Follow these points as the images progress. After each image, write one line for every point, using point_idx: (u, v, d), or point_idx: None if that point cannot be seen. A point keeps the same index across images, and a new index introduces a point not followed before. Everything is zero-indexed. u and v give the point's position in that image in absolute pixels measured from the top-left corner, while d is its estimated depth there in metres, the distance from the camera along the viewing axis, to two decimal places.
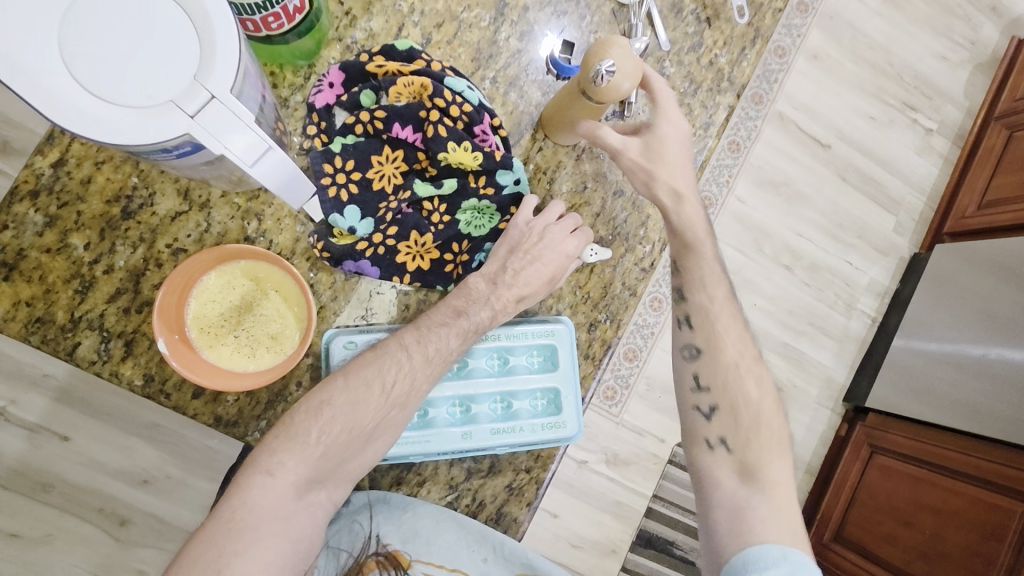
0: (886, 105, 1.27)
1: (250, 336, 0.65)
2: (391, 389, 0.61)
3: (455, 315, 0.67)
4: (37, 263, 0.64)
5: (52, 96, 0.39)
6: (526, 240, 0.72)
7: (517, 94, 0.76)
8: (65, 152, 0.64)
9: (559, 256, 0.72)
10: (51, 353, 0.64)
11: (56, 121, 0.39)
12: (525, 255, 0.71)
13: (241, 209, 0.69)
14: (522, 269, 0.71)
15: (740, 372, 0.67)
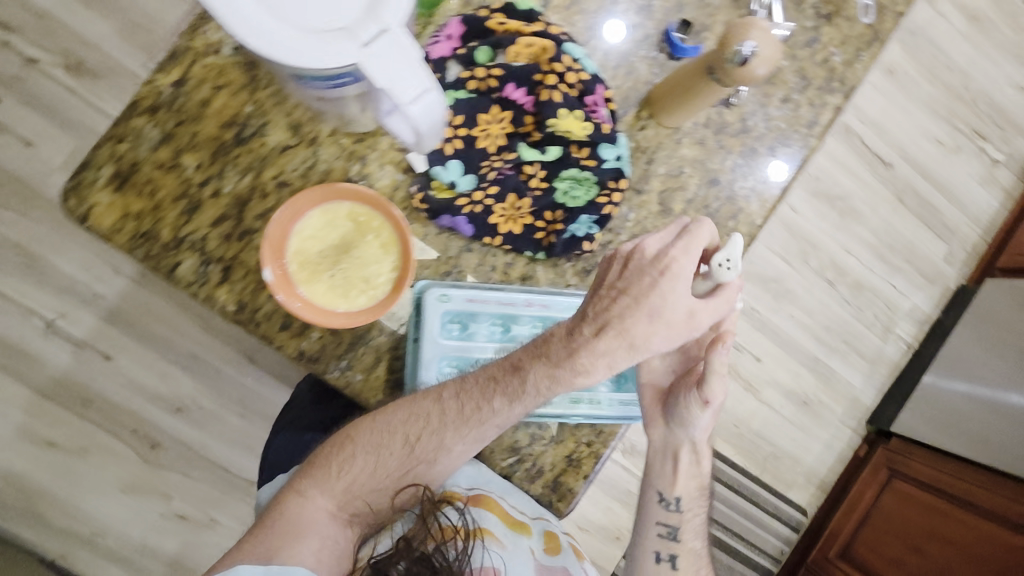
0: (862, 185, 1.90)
1: (343, 276, 0.66)
2: (416, 445, 0.69)
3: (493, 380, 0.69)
4: (149, 178, 0.65)
5: (239, 11, 0.39)
6: (640, 280, 0.65)
7: (627, 69, 0.75)
8: (186, 72, 0.65)
9: (654, 303, 0.65)
10: (152, 269, 0.65)
11: (241, 37, 0.39)
12: (611, 296, 0.66)
13: (347, 151, 0.69)
14: (617, 313, 0.65)
15: (704, 573, 0.79)
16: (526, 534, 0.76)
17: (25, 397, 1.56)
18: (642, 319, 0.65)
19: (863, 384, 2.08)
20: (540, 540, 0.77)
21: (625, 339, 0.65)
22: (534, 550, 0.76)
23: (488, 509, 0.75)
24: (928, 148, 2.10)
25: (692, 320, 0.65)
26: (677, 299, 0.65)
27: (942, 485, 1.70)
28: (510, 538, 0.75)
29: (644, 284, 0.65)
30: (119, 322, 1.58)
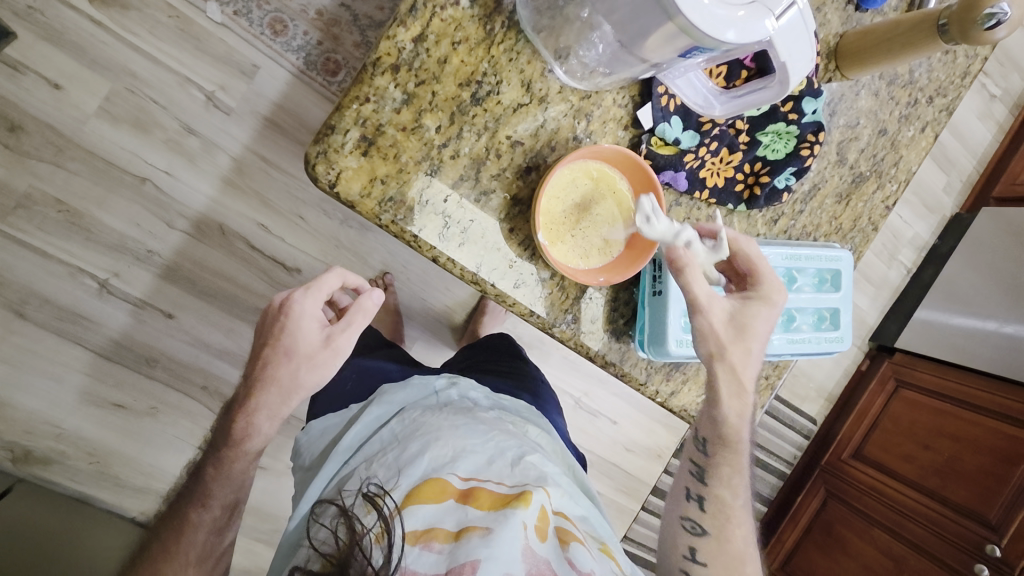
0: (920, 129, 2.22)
1: (586, 241, 0.68)
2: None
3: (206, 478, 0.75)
4: (392, 140, 0.63)
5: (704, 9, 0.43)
6: (273, 328, 0.73)
7: (820, 21, 0.77)
8: (427, 26, 0.62)
9: (308, 330, 0.73)
10: (395, 233, 0.65)
11: (710, 33, 0.43)
12: (284, 325, 0.73)
13: (574, 107, 0.69)
14: (270, 368, 0.72)
15: (735, 527, 0.77)
16: (520, 508, 0.62)
17: (85, 360, 1.39)
18: (285, 361, 0.72)
19: (869, 306, 2.28)
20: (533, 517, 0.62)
21: (279, 377, 0.72)
22: (527, 527, 0.61)
23: (474, 503, 0.64)
24: None
25: (331, 341, 0.74)
26: (310, 338, 0.73)
27: (946, 393, 1.94)
28: (492, 519, 0.61)
29: (276, 332, 0.73)
30: (179, 279, 1.42)
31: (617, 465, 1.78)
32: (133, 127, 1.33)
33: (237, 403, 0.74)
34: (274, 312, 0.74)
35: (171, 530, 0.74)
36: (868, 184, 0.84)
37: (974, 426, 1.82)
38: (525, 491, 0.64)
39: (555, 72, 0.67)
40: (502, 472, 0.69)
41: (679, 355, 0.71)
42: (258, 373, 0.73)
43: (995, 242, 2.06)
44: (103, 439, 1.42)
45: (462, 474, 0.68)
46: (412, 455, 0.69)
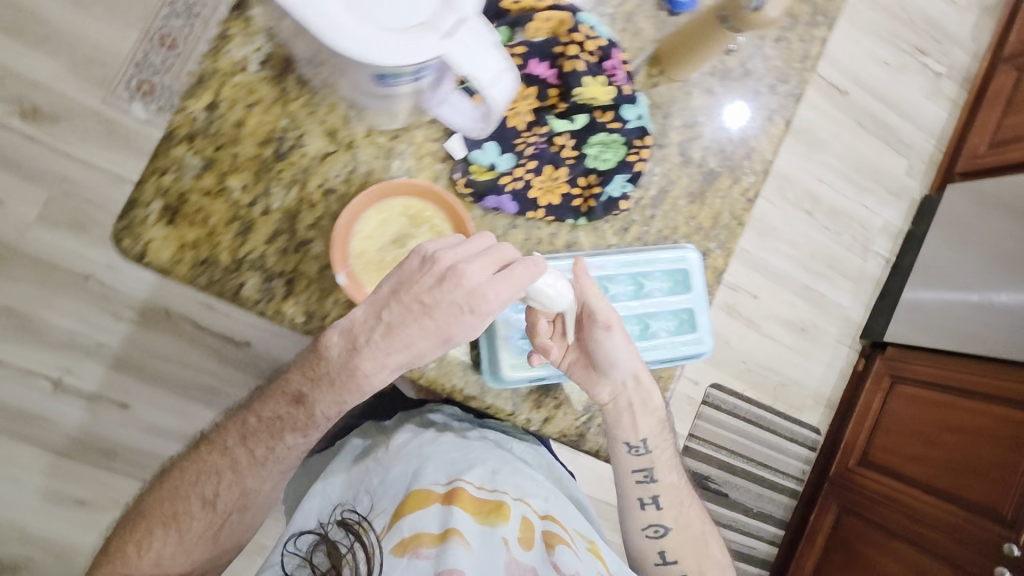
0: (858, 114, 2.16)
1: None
2: (213, 500, 0.71)
3: (296, 403, 0.67)
4: (198, 206, 0.65)
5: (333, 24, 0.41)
6: (437, 290, 0.60)
7: (632, 31, 0.78)
8: (217, 94, 0.65)
9: (461, 313, 0.60)
10: (217, 294, 0.66)
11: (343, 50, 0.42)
12: (437, 293, 0.60)
13: (385, 149, 0.70)
14: (408, 332, 0.60)
15: (688, 513, 0.85)
16: (500, 523, 0.70)
17: (45, 461, 1.42)
18: (433, 339, 0.61)
19: (851, 303, 2.20)
20: (514, 528, 0.70)
21: (412, 353, 0.62)
22: (508, 541, 0.69)
23: (458, 505, 0.69)
24: (876, 70, 2.16)
25: (475, 332, 0.62)
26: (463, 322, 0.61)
27: (942, 382, 1.81)
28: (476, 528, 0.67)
29: (439, 296, 0.60)
30: (128, 368, 1.45)
31: (607, 501, 1.69)
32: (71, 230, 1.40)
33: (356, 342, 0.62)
34: (436, 268, 0.60)
35: (263, 424, 0.69)
36: (721, 180, 0.83)
37: (982, 415, 1.68)
38: (503, 505, 0.72)
39: (356, 118, 0.69)
40: (482, 477, 0.76)
41: (515, 379, 0.72)
42: (396, 321, 0.61)
43: (966, 218, 1.97)
44: (70, 537, 1.43)
45: (441, 481, 0.74)
46: (395, 478, 0.75)
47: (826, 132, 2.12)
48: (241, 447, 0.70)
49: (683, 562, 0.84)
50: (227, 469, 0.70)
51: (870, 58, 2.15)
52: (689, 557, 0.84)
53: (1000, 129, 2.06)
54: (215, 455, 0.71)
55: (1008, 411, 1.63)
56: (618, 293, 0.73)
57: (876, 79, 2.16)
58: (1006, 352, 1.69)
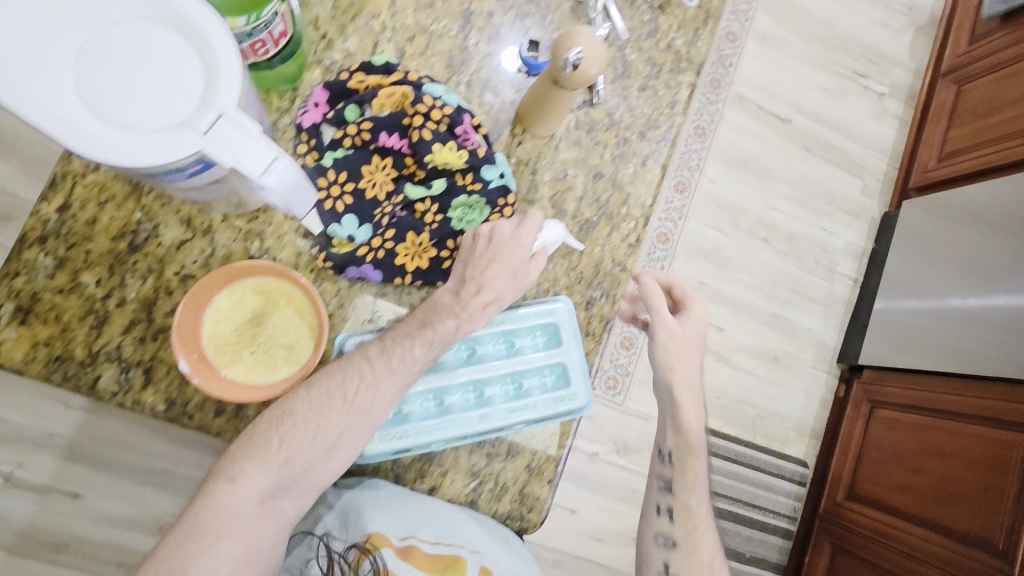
0: (805, 139, 2.18)
1: (274, 349, 0.68)
2: (354, 398, 0.68)
3: (422, 326, 0.70)
4: (51, 304, 0.66)
5: (72, 128, 0.42)
6: (500, 249, 0.71)
7: (490, 94, 0.81)
8: (69, 195, 0.67)
9: (518, 262, 0.71)
10: (73, 390, 0.66)
11: (83, 152, 0.42)
12: (496, 254, 0.71)
13: (242, 231, 0.72)
14: (489, 279, 0.70)
15: (702, 534, 0.83)
16: None
17: None
18: (509, 280, 0.71)
19: (824, 326, 2.13)
20: None
21: (502, 289, 0.71)
22: None
23: (411, 561, 0.73)
24: (816, 97, 2.19)
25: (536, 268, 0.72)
26: (518, 266, 0.71)
27: (920, 404, 1.74)
28: None
29: (503, 253, 0.71)
30: None
31: (584, 558, 1.61)
32: None
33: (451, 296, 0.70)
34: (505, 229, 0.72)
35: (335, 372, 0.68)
36: (600, 228, 0.83)
37: (965, 436, 1.61)
38: (459, 560, 0.73)
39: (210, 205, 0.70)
40: (437, 532, 0.73)
41: (382, 451, 0.70)
42: (475, 274, 0.71)
43: (924, 232, 1.93)
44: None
45: (397, 533, 0.72)
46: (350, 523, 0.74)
47: (774, 160, 2.14)
48: (283, 416, 0.67)
49: None
50: (277, 435, 0.67)
51: (810, 86, 2.19)
52: None
53: (947, 142, 2.05)
54: (275, 422, 0.67)
55: (990, 430, 1.55)
56: (486, 353, 0.72)
57: (819, 104, 2.19)
58: (978, 368, 1.61)
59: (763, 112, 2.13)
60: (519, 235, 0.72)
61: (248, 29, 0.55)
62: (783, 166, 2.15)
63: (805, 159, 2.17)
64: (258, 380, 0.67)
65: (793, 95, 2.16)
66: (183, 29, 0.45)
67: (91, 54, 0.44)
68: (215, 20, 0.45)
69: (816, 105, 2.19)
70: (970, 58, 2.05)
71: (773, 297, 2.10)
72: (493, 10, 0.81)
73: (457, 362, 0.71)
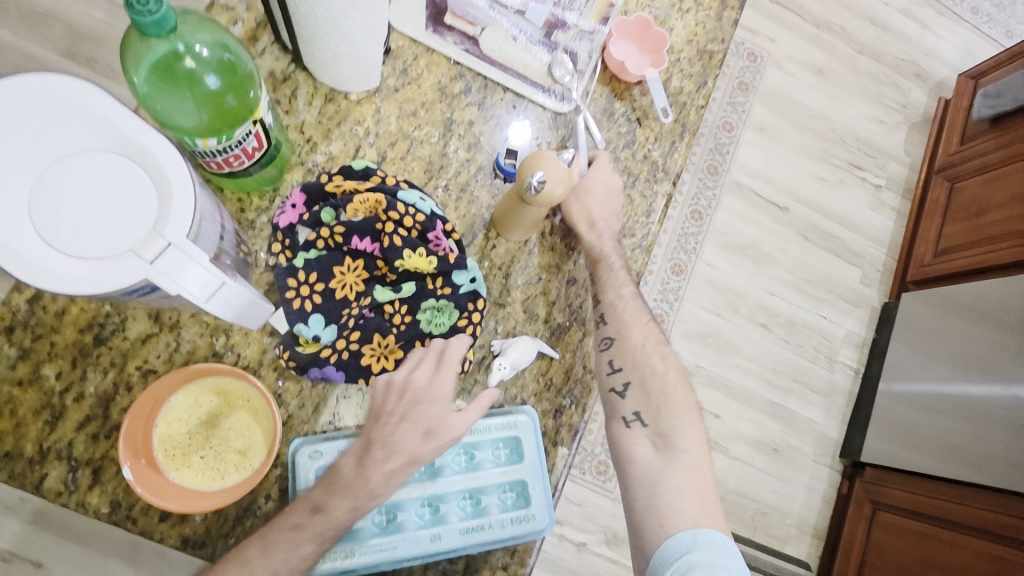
0: (802, 227, 2.20)
1: (224, 458, 0.67)
2: None
3: (314, 512, 0.63)
4: (9, 396, 0.66)
5: (25, 260, 0.44)
6: (410, 406, 0.68)
7: (467, 199, 0.83)
8: (42, 287, 0.69)
9: (431, 415, 0.68)
10: (17, 488, 0.65)
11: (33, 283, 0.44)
12: (408, 409, 0.68)
13: (210, 327, 0.72)
14: (397, 436, 0.67)
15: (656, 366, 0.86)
16: None
17: None
18: (419, 439, 0.67)
19: (825, 418, 2.07)
20: None
21: (412, 448, 0.67)
22: None
23: None
24: (813, 186, 2.23)
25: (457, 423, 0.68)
26: (432, 419, 0.68)
27: (921, 510, 1.66)
28: None
29: (412, 410, 0.68)
30: None
31: None
32: None
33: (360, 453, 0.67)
34: (418, 379, 0.69)
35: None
36: (572, 333, 0.83)
37: (963, 549, 1.51)
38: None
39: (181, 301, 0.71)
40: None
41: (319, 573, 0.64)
42: (384, 437, 0.67)
43: (921, 326, 1.89)
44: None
45: None
46: None
47: (770, 246, 2.15)
48: None
49: (652, 420, 0.82)
50: None
51: (806, 175, 2.23)
52: (679, 420, 0.83)
53: (942, 238, 2.06)
54: None
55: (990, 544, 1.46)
56: (444, 468, 0.69)
57: (815, 192, 2.23)
58: (973, 475, 1.53)
59: (762, 200, 2.16)
60: (433, 387, 0.69)
61: (220, 147, 0.59)
62: (779, 252, 2.15)
63: (802, 247, 2.18)
64: (204, 485, 0.65)
65: (789, 184, 2.20)
66: (147, 166, 0.48)
67: (56, 189, 0.46)
68: (176, 157, 0.48)
69: (812, 192, 2.22)
70: (962, 157, 2.10)
71: (771, 384, 2.05)
72: (474, 120, 0.85)
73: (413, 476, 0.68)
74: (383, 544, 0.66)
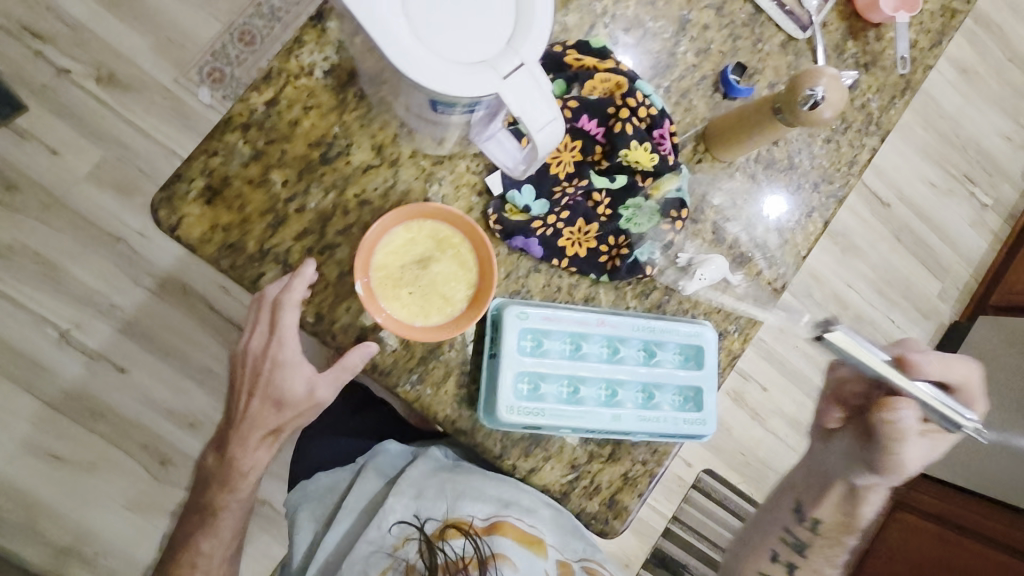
0: (898, 225, 2.12)
1: (450, 292, 0.69)
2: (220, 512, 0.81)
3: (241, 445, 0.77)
4: (238, 192, 0.67)
5: (387, 35, 0.42)
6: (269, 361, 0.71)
7: (685, 106, 0.80)
8: (280, 92, 0.68)
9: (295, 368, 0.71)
10: (236, 280, 0.67)
11: (392, 59, 0.43)
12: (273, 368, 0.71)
13: (426, 172, 0.72)
14: (253, 409, 0.75)
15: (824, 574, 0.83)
16: (541, 558, 0.85)
17: (32, 409, 1.47)
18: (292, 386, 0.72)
19: None
20: (555, 566, 0.86)
21: (278, 398, 0.73)
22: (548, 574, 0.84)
23: (500, 533, 0.83)
24: (922, 189, 2.14)
25: (314, 393, 0.73)
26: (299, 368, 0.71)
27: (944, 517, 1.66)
28: (520, 559, 0.83)
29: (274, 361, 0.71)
30: (136, 333, 1.51)
31: None
32: (115, 189, 1.48)
33: (233, 424, 0.77)
34: (256, 352, 0.71)
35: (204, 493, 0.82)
36: (751, 264, 0.83)
37: (955, 546, 1.57)
38: (543, 543, 0.85)
39: (405, 139, 0.71)
40: (522, 511, 0.86)
41: (509, 423, 0.66)
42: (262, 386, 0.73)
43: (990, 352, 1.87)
44: (44, 493, 1.47)
45: (481, 516, 0.85)
46: (449, 498, 0.86)
47: (862, 238, 2.09)
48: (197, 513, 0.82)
49: None
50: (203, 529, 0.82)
51: (918, 176, 2.14)
52: None
53: None
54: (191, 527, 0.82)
55: (981, 546, 1.52)
56: (628, 356, 0.72)
57: (923, 194, 2.14)
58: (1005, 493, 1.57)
59: (866, 191, 2.10)
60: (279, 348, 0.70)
61: None
62: (869, 246, 2.10)
63: (894, 246, 2.11)
64: (411, 319, 0.68)
65: (899, 180, 2.12)
66: None
67: None
68: None
69: (919, 193, 2.13)
70: None
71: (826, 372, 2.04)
72: (709, 24, 0.81)
73: (601, 357, 0.71)
74: (571, 412, 0.68)
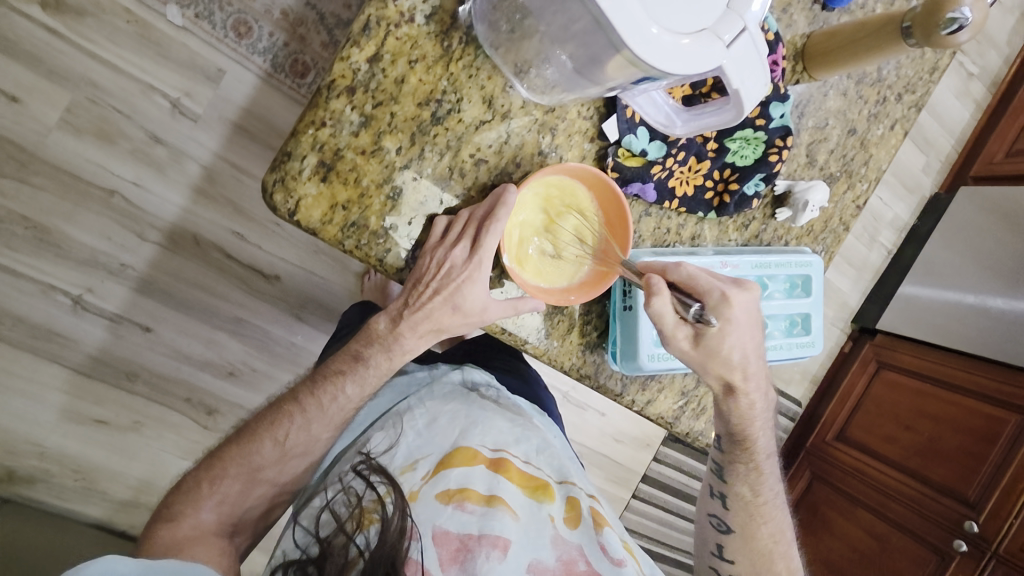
0: None
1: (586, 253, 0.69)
2: (326, 407, 0.71)
3: (356, 360, 0.71)
4: (352, 165, 0.62)
5: (625, 16, 0.40)
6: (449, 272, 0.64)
7: (785, 23, 0.76)
8: (381, 46, 0.60)
9: (472, 290, 0.65)
10: (362, 259, 0.65)
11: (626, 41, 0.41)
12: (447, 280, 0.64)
13: (539, 122, 0.67)
14: (427, 305, 0.66)
15: (761, 524, 0.77)
16: (546, 501, 0.66)
17: (64, 377, 1.26)
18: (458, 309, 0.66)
19: (850, 288, 1.90)
20: (561, 508, 0.66)
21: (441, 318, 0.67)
22: (554, 518, 0.64)
23: (505, 474, 0.66)
24: None
25: (487, 313, 0.66)
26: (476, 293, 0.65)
27: (930, 375, 1.59)
28: (524, 504, 0.64)
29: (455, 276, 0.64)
30: (155, 291, 1.27)
31: (620, 463, 1.63)
32: (97, 138, 1.19)
33: (402, 306, 0.68)
34: (442, 261, 0.64)
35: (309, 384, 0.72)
36: (839, 184, 0.84)
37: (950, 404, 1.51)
38: (549, 485, 0.68)
39: (516, 88, 0.65)
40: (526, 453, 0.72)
41: (651, 368, 0.72)
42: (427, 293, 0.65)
43: None
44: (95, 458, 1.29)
45: (490, 446, 0.69)
46: (453, 429, 0.71)
47: None
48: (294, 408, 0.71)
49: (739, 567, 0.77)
50: (297, 416, 0.70)
51: None
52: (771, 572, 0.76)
53: None
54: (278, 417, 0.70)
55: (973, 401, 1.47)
56: None
57: None
58: None
59: None
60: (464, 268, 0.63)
61: None
62: None
63: None
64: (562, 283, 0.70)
65: None
66: None
67: None
68: None
69: None
70: None
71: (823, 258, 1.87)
72: None
73: None
74: None
